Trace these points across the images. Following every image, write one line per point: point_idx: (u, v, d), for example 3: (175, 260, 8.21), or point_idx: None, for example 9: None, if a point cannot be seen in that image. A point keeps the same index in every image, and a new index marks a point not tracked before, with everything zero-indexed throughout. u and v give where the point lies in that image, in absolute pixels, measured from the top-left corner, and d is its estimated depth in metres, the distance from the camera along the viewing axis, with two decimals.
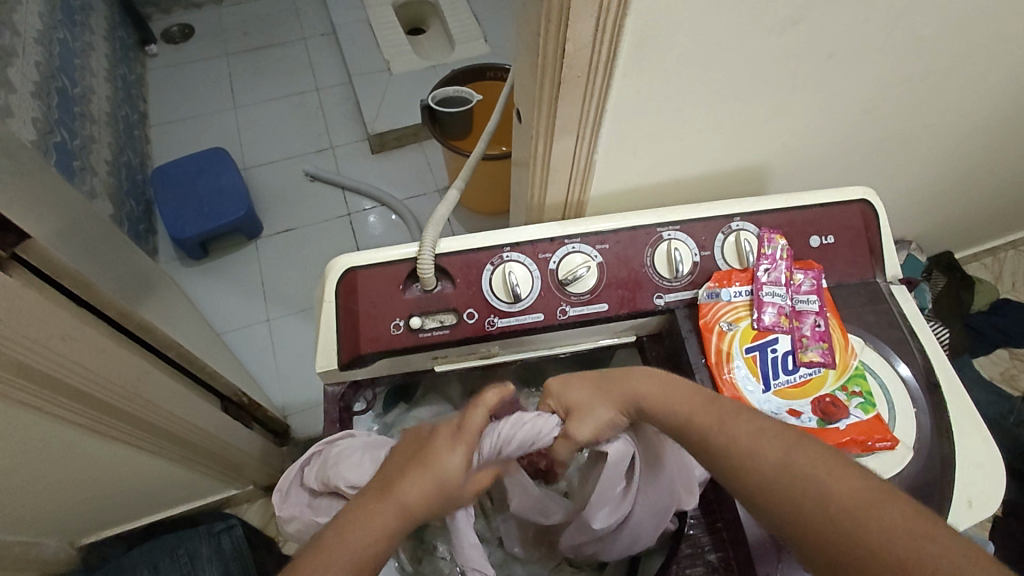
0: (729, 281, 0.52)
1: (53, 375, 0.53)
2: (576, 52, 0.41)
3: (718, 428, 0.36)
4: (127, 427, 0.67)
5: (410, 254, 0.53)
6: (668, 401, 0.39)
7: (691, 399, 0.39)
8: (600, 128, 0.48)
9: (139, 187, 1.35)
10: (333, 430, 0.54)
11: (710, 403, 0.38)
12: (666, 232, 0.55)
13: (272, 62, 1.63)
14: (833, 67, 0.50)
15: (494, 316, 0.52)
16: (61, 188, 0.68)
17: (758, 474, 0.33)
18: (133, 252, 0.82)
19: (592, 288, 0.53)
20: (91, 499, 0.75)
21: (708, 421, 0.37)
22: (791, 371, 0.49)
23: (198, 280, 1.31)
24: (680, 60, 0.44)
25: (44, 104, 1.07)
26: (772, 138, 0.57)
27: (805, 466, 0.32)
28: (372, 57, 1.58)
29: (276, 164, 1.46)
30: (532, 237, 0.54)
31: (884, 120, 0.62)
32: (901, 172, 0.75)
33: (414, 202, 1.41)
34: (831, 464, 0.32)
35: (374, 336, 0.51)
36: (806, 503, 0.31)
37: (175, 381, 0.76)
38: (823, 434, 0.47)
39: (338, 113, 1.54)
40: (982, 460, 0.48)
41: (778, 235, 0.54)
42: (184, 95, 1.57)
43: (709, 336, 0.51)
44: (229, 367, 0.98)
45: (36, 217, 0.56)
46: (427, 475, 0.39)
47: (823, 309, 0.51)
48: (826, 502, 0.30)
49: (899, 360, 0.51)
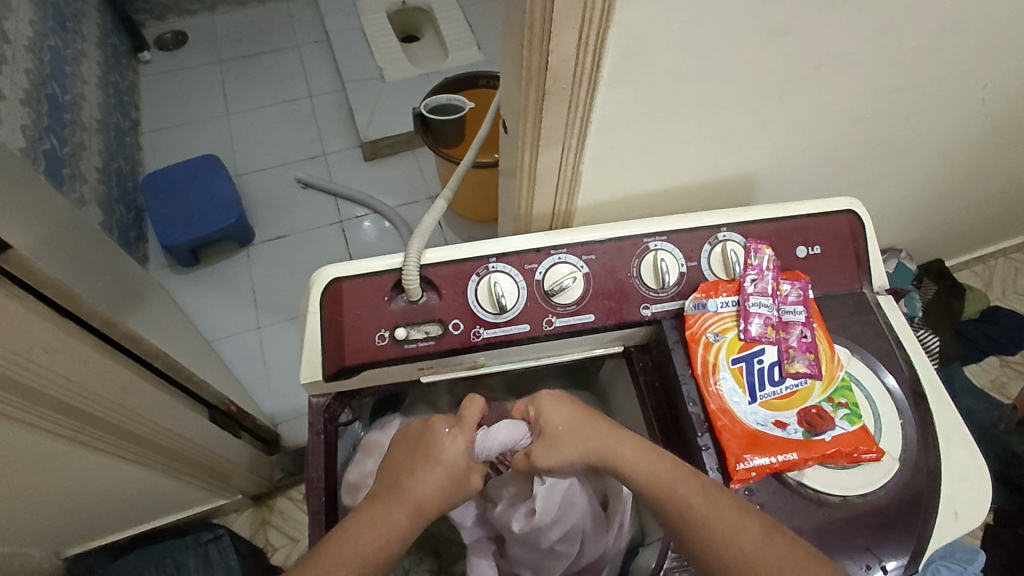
0: (715, 292, 0.52)
1: (34, 387, 0.53)
2: (559, 64, 0.41)
3: (703, 498, 0.40)
4: (113, 438, 0.66)
5: (395, 264, 0.53)
6: (649, 468, 0.43)
7: (675, 471, 0.42)
8: (585, 140, 0.48)
9: (129, 194, 1.35)
10: (318, 443, 0.53)
11: (693, 475, 0.42)
12: (653, 243, 0.54)
13: (266, 69, 1.63)
14: (820, 79, 0.51)
15: (480, 327, 0.52)
16: (48, 197, 0.67)
17: (738, 550, 0.37)
18: (122, 259, 0.81)
19: (579, 299, 0.53)
20: (74, 511, 0.74)
21: (692, 490, 0.41)
22: (777, 382, 0.49)
23: (188, 287, 1.31)
24: (666, 71, 0.44)
25: (34, 111, 1.07)
26: (759, 149, 0.58)
27: (784, 548, 0.37)
28: (365, 64, 1.58)
29: (269, 171, 1.46)
30: (518, 247, 0.54)
31: (870, 132, 0.62)
32: (888, 183, 0.76)
33: (407, 209, 1.41)
34: (811, 549, 0.37)
35: (358, 347, 0.51)
36: (748, 550, 0.37)
37: (161, 391, 0.75)
38: (809, 447, 0.46)
39: (331, 120, 1.54)
40: (968, 473, 0.48)
41: (765, 245, 0.54)
42: (176, 101, 1.57)
43: (695, 347, 0.50)
44: (218, 375, 0.97)
45: (19, 226, 0.56)
46: (393, 499, 0.44)
47: (809, 320, 0.51)
48: (740, 555, 0.37)
49: (886, 372, 0.51)
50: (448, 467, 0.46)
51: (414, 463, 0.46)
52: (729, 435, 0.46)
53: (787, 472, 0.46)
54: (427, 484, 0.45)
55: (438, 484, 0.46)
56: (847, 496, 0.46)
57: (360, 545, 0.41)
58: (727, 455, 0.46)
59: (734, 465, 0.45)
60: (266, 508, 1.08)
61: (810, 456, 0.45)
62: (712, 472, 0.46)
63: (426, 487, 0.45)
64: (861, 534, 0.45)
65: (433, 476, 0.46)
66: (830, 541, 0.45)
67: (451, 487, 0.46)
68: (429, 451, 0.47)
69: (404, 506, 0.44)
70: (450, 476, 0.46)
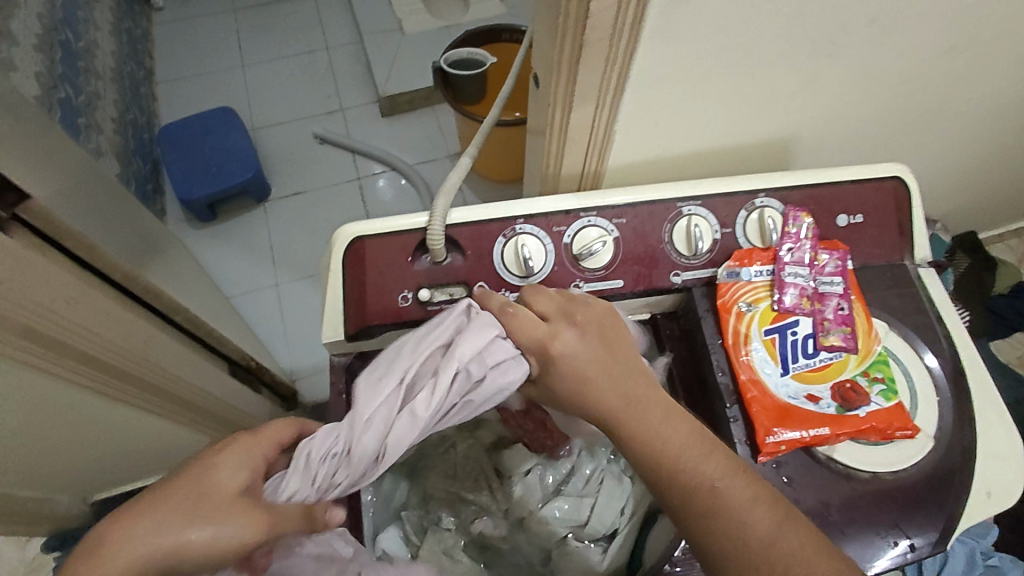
0: (749, 260, 0.50)
1: (62, 341, 0.53)
2: (599, 14, 0.38)
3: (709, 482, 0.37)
4: (137, 391, 0.66)
5: (420, 224, 0.51)
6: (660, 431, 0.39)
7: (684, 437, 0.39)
8: (621, 96, 0.45)
9: (146, 146, 1.34)
10: (340, 402, 0.51)
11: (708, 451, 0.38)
12: (687, 207, 0.52)
13: (282, 18, 1.58)
14: (873, 35, 0.47)
15: (506, 290, 0.51)
16: (64, 147, 0.66)
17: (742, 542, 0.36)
18: (138, 210, 0.81)
19: (608, 264, 0.51)
20: (98, 460, 0.75)
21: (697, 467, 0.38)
22: (811, 355, 0.48)
23: (205, 241, 1.31)
24: (712, 23, 0.41)
25: (48, 58, 1.05)
26: (800, 111, 0.55)
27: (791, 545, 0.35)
28: (384, 14, 1.52)
29: (285, 125, 1.44)
30: (546, 209, 0.52)
31: (921, 94, 0.58)
32: (932, 150, 0.72)
33: (425, 168, 1.39)
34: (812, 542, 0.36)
35: (380, 308, 0.50)
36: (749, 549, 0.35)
37: (180, 344, 0.76)
38: (842, 422, 0.45)
39: (349, 73, 1.50)
40: (1005, 452, 0.47)
41: (804, 213, 0.52)
42: (192, 51, 1.54)
43: (726, 317, 0.49)
44: (235, 331, 0.98)
45: (34, 177, 0.54)
46: (116, 538, 0.33)
47: (847, 292, 0.49)
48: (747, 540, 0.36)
49: (925, 349, 0.49)
50: (209, 516, 0.36)
51: (160, 489, 0.36)
52: (759, 408, 0.45)
53: (818, 447, 0.45)
54: (170, 517, 0.35)
55: (185, 515, 0.35)
56: (878, 472, 0.45)
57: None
58: (757, 428, 0.45)
59: (764, 438, 0.44)
60: None
61: (842, 431, 0.44)
62: (741, 445, 0.45)
63: (162, 521, 0.35)
64: (891, 510, 0.44)
65: (181, 510, 0.35)
66: (858, 516, 0.44)
67: (203, 519, 0.36)
68: (198, 477, 0.37)
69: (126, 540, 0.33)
70: (211, 515, 0.36)
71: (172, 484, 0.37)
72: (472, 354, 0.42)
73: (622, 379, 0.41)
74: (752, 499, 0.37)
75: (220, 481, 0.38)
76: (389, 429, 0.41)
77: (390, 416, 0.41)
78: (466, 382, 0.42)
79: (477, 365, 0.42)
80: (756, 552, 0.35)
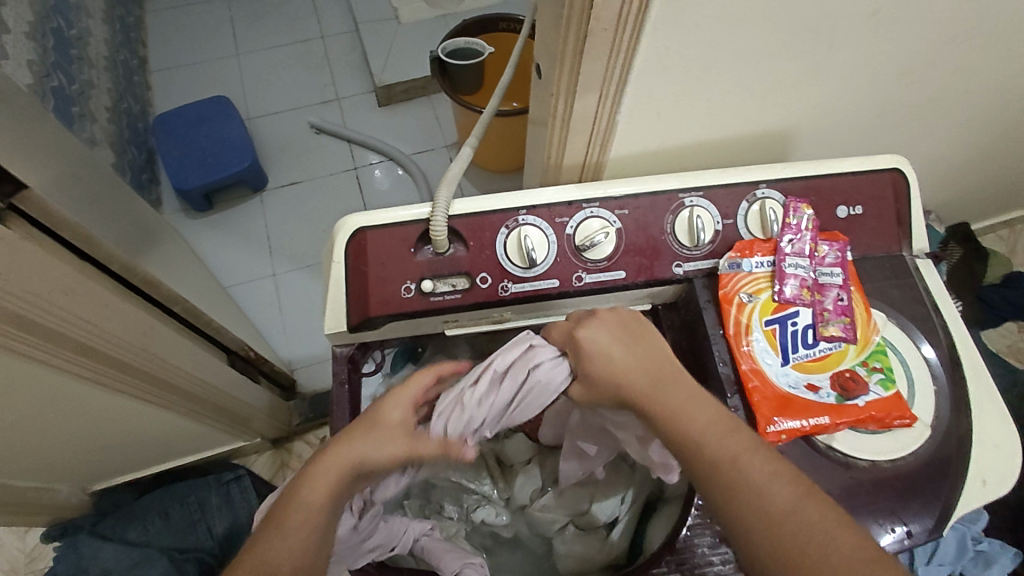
0: (750, 251, 0.51)
1: (61, 332, 0.52)
2: (604, 4, 0.38)
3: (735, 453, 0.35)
4: (135, 381, 0.66)
5: (422, 215, 0.51)
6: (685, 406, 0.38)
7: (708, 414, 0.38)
8: (624, 87, 0.45)
9: (140, 135, 1.33)
10: (343, 392, 0.53)
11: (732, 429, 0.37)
12: (689, 198, 0.52)
13: (276, 7, 1.57)
14: (875, 26, 0.47)
15: (508, 281, 0.51)
16: (59, 136, 0.65)
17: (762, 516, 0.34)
18: (134, 200, 0.80)
19: (609, 255, 0.52)
20: (96, 450, 0.75)
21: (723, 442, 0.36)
22: (811, 345, 0.48)
23: (201, 231, 1.30)
24: (716, 13, 0.41)
25: (40, 46, 1.03)
26: (802, 102, 0.55)
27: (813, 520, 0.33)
28: (380, 3, 1.51)
29: (280, 115, 1.42)
30: (549, 200, 0.52)
31: (921, 85, 0.59)
32: (930, 142, 0.73)
33: (422, 158, 1.38)
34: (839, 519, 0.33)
35: (383, 299, 0.50)
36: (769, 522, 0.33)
37: (179, 334, 0.75)
38: (840, 411, 0.45)
39: (344, 62, 1.49)
40: (1000, 440, 0.47)
41: (805, 204, 0.52)
42: (185, 39, 1.52)
43: (727, 307, 0.49)
44: (233, 321, 0.97)
45: (30, 165, 0.54)
46: (335, 457, 0.42)
47: (847, 282, 0.50)
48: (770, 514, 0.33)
49: (923, 340, 0.50)
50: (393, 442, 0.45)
51: (352, 425, 0.45)
52: (760, 397, 0.46)
53: (817, 435, 0.45)
54: (372, 444, 0.44)
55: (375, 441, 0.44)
56: (876, 460, 0.46)
57: (303, 496, 0.40)
58: (757, 417, 0.45)
59: (765, 427, 0.44)
60: (285, 450, 1.10)
61: (841, 420, 0.45)
62: None
63: (365, 445, 0.44)
64: (888, 498, 0.45)
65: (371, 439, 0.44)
66: (855, 504, 0.44)
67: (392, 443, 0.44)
68: (370, 414, 0.46)
69: (342, 461, 0.42)
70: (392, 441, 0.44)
71: (360, 422, 0.45)
72: (512, 361, 0.49)
73: (645, 361, 0.42)
74: (773, 474, 0.35)
75: (394, 417, 0.46)
76: (460, 417, 0.48)
77: (457, 409, 0.49)
78: (514, 383, 0.49)
79: (518, 368, 0.48)
80: (776, 530, 0.33)
